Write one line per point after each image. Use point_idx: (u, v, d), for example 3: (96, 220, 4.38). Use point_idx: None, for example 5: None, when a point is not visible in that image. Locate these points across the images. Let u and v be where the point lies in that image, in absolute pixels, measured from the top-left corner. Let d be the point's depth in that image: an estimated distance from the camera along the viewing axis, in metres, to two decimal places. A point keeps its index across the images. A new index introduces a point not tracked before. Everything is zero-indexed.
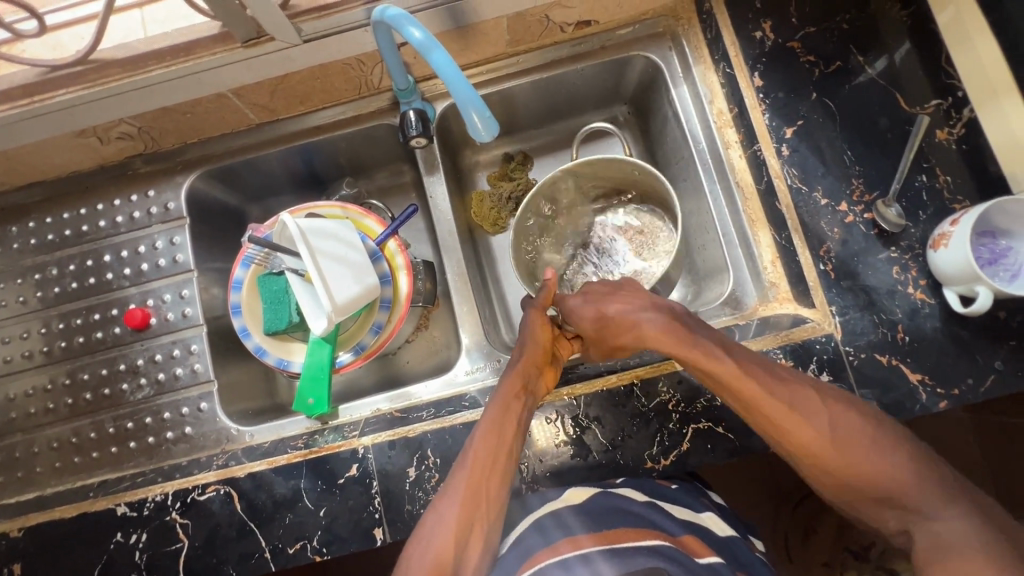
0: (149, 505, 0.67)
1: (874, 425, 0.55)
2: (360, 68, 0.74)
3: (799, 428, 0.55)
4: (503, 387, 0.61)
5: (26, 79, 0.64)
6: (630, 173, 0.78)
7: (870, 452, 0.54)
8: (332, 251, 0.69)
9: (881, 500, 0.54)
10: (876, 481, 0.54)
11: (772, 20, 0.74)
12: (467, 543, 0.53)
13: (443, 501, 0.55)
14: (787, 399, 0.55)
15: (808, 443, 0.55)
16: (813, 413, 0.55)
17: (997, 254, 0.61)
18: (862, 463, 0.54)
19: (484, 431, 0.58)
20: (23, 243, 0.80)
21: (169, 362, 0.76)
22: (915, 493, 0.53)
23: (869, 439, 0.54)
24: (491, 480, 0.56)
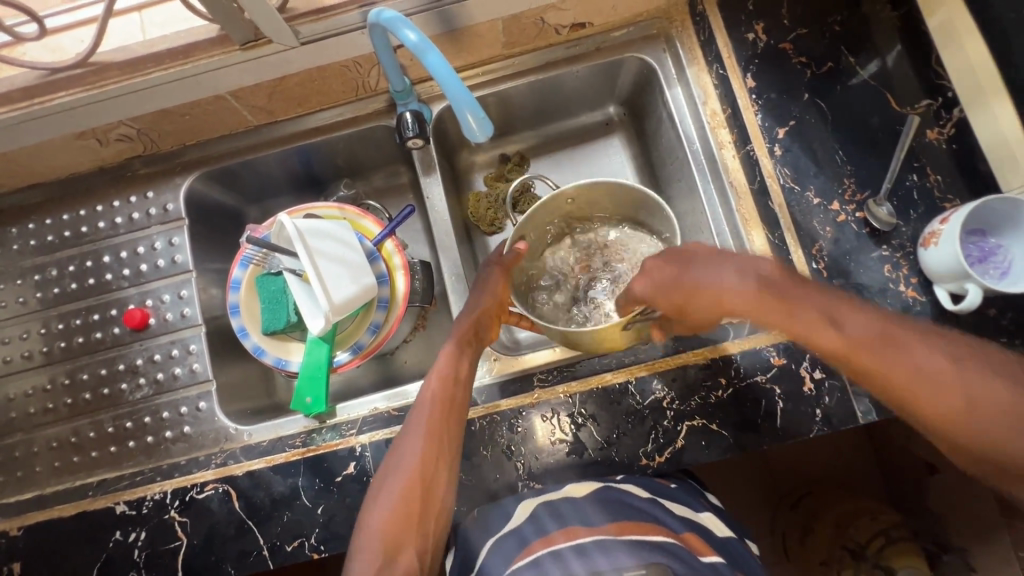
0: (148, 504, 0.68)
1: (961, 363, 0.47)
2: (357, 70, 0.75)
3: (911, 390, 0.47)
4: (454, 334, 0.64)
5: (26, 82, 0.65)
6: (632, 200, 0.74)
7: (1002, 411, 0.45)
8: (329, 251, 0.69)
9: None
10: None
11: (764, 22, 0.74)
12: (434, 478, 0.56)
13: (404, 441, 0.58)
14: (903, 362, 0.48)
15: (921, 406, 0.47)
16: (926, 370, 0.47)
17: (986, 252, 0.62)
18: (993, 427, 0.45)
19: (436, 375, 0.61)
20: (23, 245, 0.81)
21: (168, 362, 0.76)
22: None
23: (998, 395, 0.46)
24: (445, 417, 0.58)
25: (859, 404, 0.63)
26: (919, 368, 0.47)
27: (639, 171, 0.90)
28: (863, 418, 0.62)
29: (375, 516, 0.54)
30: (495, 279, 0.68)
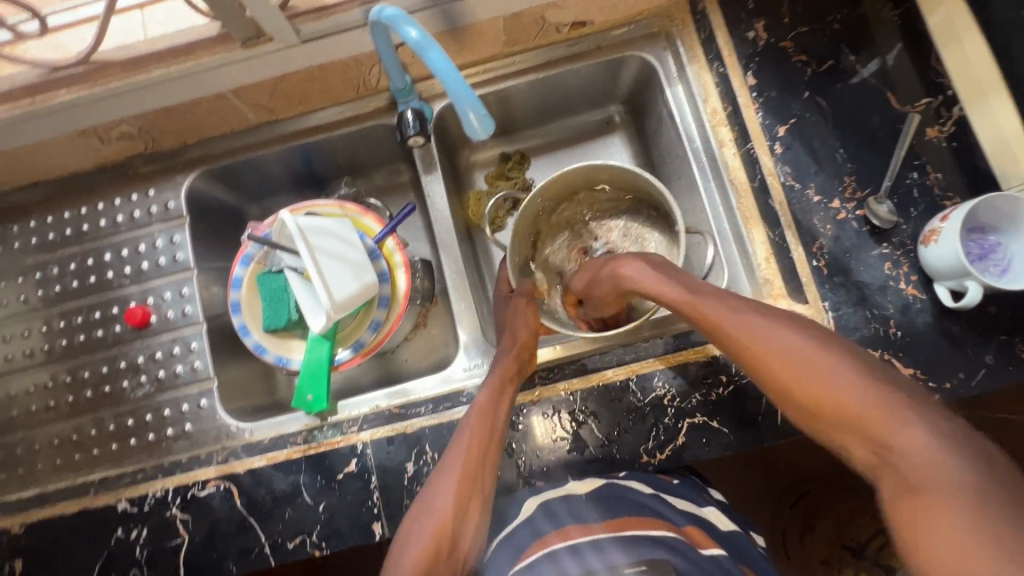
0: (149, 501, 0.68)
1: (793, 329, 0.52)
2: (358, 68, 0.75)
3: (753, 343, 0.53)
4: (496, 372, 0.65)
5: (29, 79, 0.65)
6: (641, 185, 0.76)
7: (813, 368, 0.49)
8: (331, 249, 0.70)
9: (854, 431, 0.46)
10: (843, 407, 0.47)
11: (765, 20, 0.75)
12: (466, 514, 0.55)
13: (440, 475, 0.58)
14: (733, 321, 0.54)
15: (752, 360, 0.53)
16: (759, 330, 0.53)
17: (986, 250, 0.62)
18: (819, 379, 0.48)
19: (477, 413, 0.61)
20: (24, 242, 0.81)
21: (169, 360, 0.76)
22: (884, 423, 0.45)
23: (815, 352, 0.50)
24: (483, 456, 0.58)
25: None
26: (748, 325, 0.53)
27: (640, 169, 0.90)
28: None
29: (404, 551, 0.54)
30: (530, 316, 0.69)
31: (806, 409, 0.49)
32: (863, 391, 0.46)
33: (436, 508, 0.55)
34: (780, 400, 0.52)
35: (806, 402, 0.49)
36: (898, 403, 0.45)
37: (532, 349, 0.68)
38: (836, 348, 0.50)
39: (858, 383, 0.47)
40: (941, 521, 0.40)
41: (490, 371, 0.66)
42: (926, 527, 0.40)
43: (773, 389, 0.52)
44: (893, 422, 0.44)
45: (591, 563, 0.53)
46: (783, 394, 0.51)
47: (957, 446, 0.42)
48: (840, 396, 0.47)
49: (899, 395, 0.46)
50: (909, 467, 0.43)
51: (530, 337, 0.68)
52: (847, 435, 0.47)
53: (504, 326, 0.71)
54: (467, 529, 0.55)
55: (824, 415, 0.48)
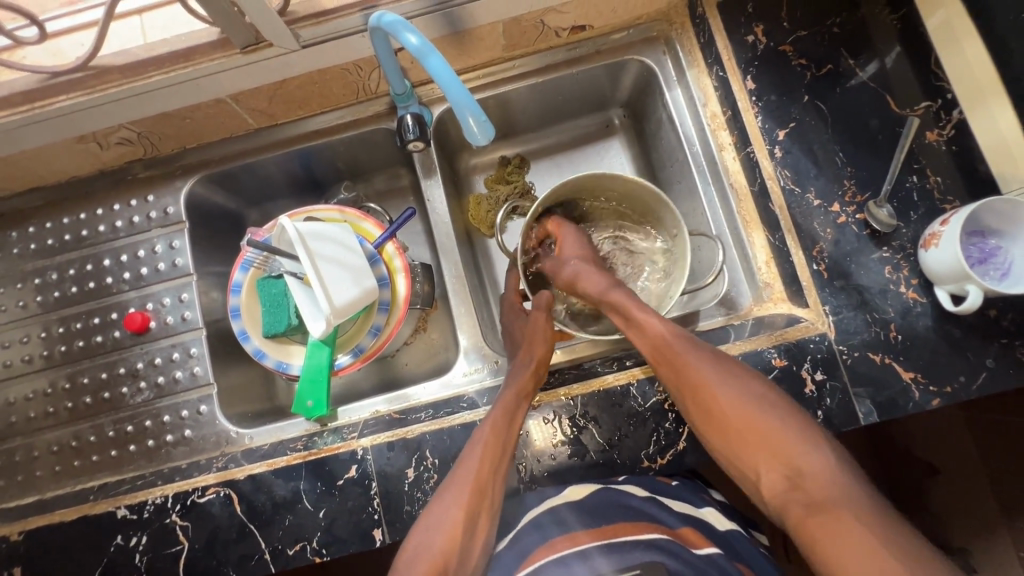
0: (149, 508, 0.67)
1: (721, 361, 0.61)
2: (357, 73, 0.75)
3: (695, 372, 0.60)
4: (512, 386, 0.65)
5: (26, 85, 0.64)
6: (634, 190, 0.75)
7: (740, 394, 0.58)
8: (329, 254, 0.69)
9: (771, 453, 0.56)
10: (764, 431, 0.56)
11: (764, 24, 0.74)
12: (473, 531, 0.57)
13: (448, 493, 0.59)
14: (687, 352, 0.61)
15: (684, 390, 0.60)
16: (701, 361, 0.61)
17: (986, 253, 0.62)
18: (747, 409, 0.58)
19: (490, 428, 0.62)
20: (23, 248, 0.81)
21: (169, 365, 0.76)
22: (790, 442, 0.55)
23: (740, 383, 0.59)
24: (494, 472, 0.59)
25: (860, 406, 0.63)
26: (693, 358, 0.61)
27: (639, 171, 0.91)
28: (864, 420, 0.63)
29: (410, 563, 0.55)
30: (547, 330, 0.71)
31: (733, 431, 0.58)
32: (782, 422, 0.56)
33: (443, 524, 0.57)
34: (707, 428, 0.59)
35: (732, 428, 0.58)
36: (806, 430, 0.56)
37: (546, 360, 0.69)
38: (758, 382, 0.60)
39: (779, 415, 0.57)
40: (843, 530, 0.49)
41: (505, 384, 0.66)
42: (838, 534, 0.49)
43: (702, 415, 0.60)
44: (807, 450, 0.55)
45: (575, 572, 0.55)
46: (709, 420, 0.59)
47: (848, 474, 0.53)
48: (760, 425, 0.57)
49: (808, 428, 0.56)
50: (814, 486, 0.53)
51: (542, 349, 0.69)
52: (763, 460, 0.56)
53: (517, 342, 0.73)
54: (475, 544, 0.57)
55: (750, 442, 0.57)
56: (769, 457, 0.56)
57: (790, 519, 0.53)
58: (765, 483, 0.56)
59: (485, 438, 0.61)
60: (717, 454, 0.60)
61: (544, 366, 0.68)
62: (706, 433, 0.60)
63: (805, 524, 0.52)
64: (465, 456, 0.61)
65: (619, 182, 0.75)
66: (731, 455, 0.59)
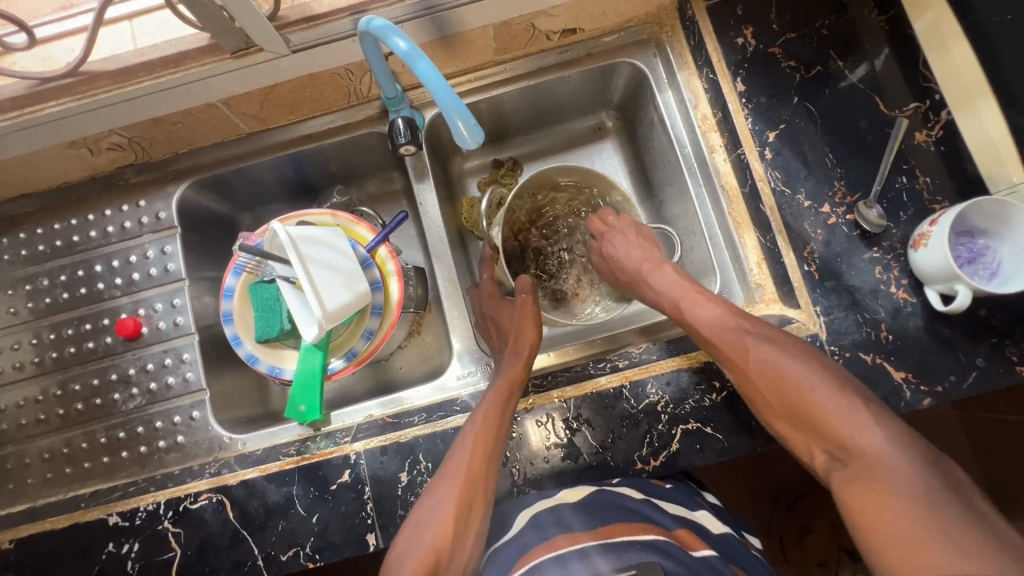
0: (141, 515, 0.67)
1: (780, 340, 0.61)
2: (349, 78, 0.75)
3: (747, 353, 0.61)
4: (502, 377, 0.67)
5: (15, 91, 0.64)
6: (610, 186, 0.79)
7: (787, 365, 0.58)
8: (322, 259, 0.69)
9: (825, 436, 0.54)
10: (817, 412, 0.55)
11: (754, 26, 0.74)
12: (467, 524, 0.57)
13: (441, 485, 0.59)
14: (729, 327, 0.63)
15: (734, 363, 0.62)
16: (754, 342, 0.61)
17: (975, 253, 0.63)
18: (792, 381, 0.57)
19: (480, 420, 0.62)
20: (13, 254, 0.80)
21: (161, 371, 0.76)
22: (839, 424, 0.53)
23: (789, 355, 0.59)
24: (485, 464, 0.60)
25: None
26: (740, 331, 0.63)
27: (632, 174, 0.91)
28: None
29: (404, 556, 0.55)
30: (532, 322, 0.74)
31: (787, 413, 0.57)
32: (831, 394, 0.55)
33: (435, 515, 0.57)
34: (765, 409, 0.59)
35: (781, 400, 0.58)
36: (858, 409, 0.53)
37: (534, 350, 0.71)
38: (808, 353, 0.59)
39: (830, 395, 0.55)
40: (893, 519, 0.46)
41: (496, 375, 0.68)
42: (886, 517, 0.47)
43: (751, 387, 0.60)
44: (856, 422, 0.52)
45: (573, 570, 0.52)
46: (760, 393, 0.59)
47: (907, 449, 0.50)
48: (808, 396, 0.56)
49: (859, 400, 0.54)
50: (868, 470, 0.50)
51: (531, 337, 0.72)
52: (814, 433, 0.55)
53: (504, 329, 0.74)
54: (468, 537, 0.57)
55: (803, 424, 0.56)
56: (822, 440, 0.54)
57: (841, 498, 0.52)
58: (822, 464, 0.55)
59: (477, 428, 0.62)
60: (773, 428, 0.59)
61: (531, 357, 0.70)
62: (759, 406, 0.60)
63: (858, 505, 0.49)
64: (457, 446, 0.61)
65: (597, 178, 0.79)
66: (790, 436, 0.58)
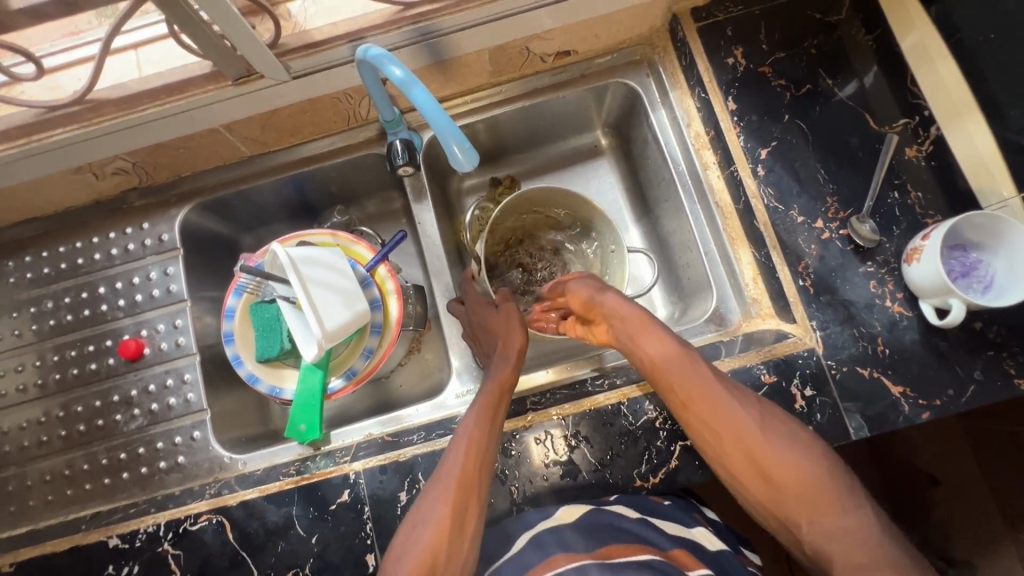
0: (141, 537, 0.67)
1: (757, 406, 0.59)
2: (348, 101, 0.77)
3: (722, 412, 0.58)
4: (493, 380, 0.67)
5: (23, 120, 0.66)
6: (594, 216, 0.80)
7: (784, 451, 0.55)
8: (320, 278, 0.70)
9: (808, 503, 0.53)
10: (798, 478, 0.54)
11: (744, 46, 0.76)
12: (461, 534, 0.56)
13: (437, 486, 0.59)
14: (721, 395, 0.59)
15: (729, 446, 0.57)
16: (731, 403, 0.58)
17: (968, 267, 0.63)
18: (789, 463, 0.54)
19: (473, 429, 0.61)
20: (19, 277, 0.82)
21: (163, 392, 0.77)
22: (819, 490, 0.53)
23: (784, 439, 0.56)
24: (479, 470, 0.59)
25: (851, 420, 0.63)
26: (733, 410, 0.58)
27: (628, 192, 0.92)
28: (854, 435, 0.63)
29: (399, 560, 0.55)
30: (518, 330, 0.72)
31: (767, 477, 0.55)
32: (819, 473, 0.54)
33: (428, 522, 0.56)
34: (745, 474, 0.57)
35: (772, 482, 0.55)
36: (834, 482, 0.54)
37: (523, 353, 0.71)
38: (796, 429, 0.57)
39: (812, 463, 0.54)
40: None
41: (485, 379, 0.68)
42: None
43: (748, 472, 0.56)
44: (840, 500, 0.52)
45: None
46: (751, 472, 0.56)
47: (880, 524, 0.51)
48: (803, 480, 0.54)
49: (838, 474, 0.54)
50: (856, 542, 0.49)
51: (519, 343, 0.71)
52: (800, 511, 0.53)
53: (492, 342, 0.72)
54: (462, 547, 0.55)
55: (785, 490, 0.54)
56: (805, 507, 0.53)
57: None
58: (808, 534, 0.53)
59: (470, 433, 0.61)
60: (754, 507, 0.57)
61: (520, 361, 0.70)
62: (743, 483, 0.57)
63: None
64: (451, 447, 0.61)
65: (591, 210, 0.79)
66: (769, 502, 0.55)
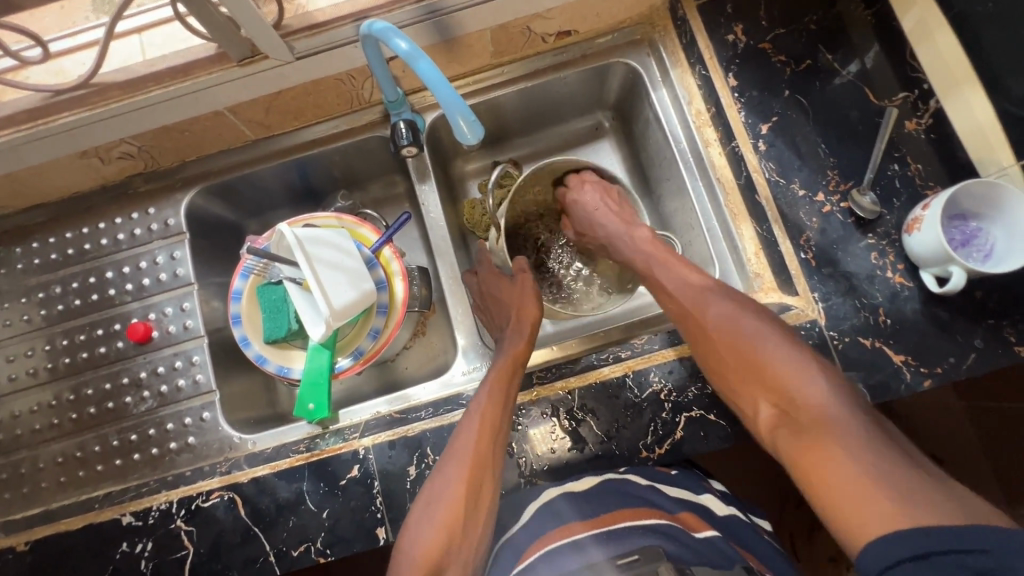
0: (155, 514, 0.68)
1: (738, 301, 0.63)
2: (351, 83, 0.77)
3: (697, 309, 0.64)
4: (505, 356, 0.68)
5: (30, 104, 0.66)
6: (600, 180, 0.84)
7: (749, 339, 0.59)
8: (327, 258, 0.70)
9: (766, 386, 0.56)
10: (761, 363, 0.57)
11: (744, 24, 0.76)
12: (477, 501, 0.58)
13: (450, 464, 0.60)
14: (699, 295, 0.65)
15: (695, 330, 0.63)
16: (707, 301, 0.64)
17: (968, 236, 0.64)
18: (742, 342, 0.59)
19: (487, 403, 0.63)
20: (27, 263, 0.82)
21: (172, 374, 0.77)
22: (791, 374, 0.55)
23: (753, 330, 0.59)
24: (494, 440, 0.61)
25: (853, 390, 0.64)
26: (705, 306, 0.63)
27: (630, 172, 0.93)
28: None
29: (418, 530, 0.57)
30: (529, 306, 0.75)
31: (730, 363, 0.59)
32: (778, 358, 0.56)
33: (446, 492, 0.58)
34: (711, 361, 0.61)
35: (735, 363, 0.59)
36: (805, 367, 0.55)
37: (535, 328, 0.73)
38: (772, 326, 0.59)
39: (776, 351, 0.57)
40: (832, 466, 0.48)
41: (498, 354, 0.70)
42: (831, 471, 0.48)
43: (714, 359, 0.61)
44: (800, 383, 0.54)
45: (567, 564, 0.53)
46: (711, 354, 0.62)
47: (851, 407, 0.51)
48: (755, 356, 0.58)
49: (812, 361, 0.55)
50: (807, 419, 0.52)
51: (532, 315, 0.74)
52: (759, 392, 0.57)
53: (502, 306, 0.76)
54: (479, 513, 0.58)
55: (745, 375, 0.58)
56: (764, 391, 0.56)
57: (787, 455, 0.53)
58: (762, 416, 0.56)
59: (483, 407, 0.62)
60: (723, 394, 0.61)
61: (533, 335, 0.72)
62: (711, 367, 0.62)
63: (806, 467, 0.50)
64: (463, 426, 0.62)
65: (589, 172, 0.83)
66: (733, 387, 0.59)
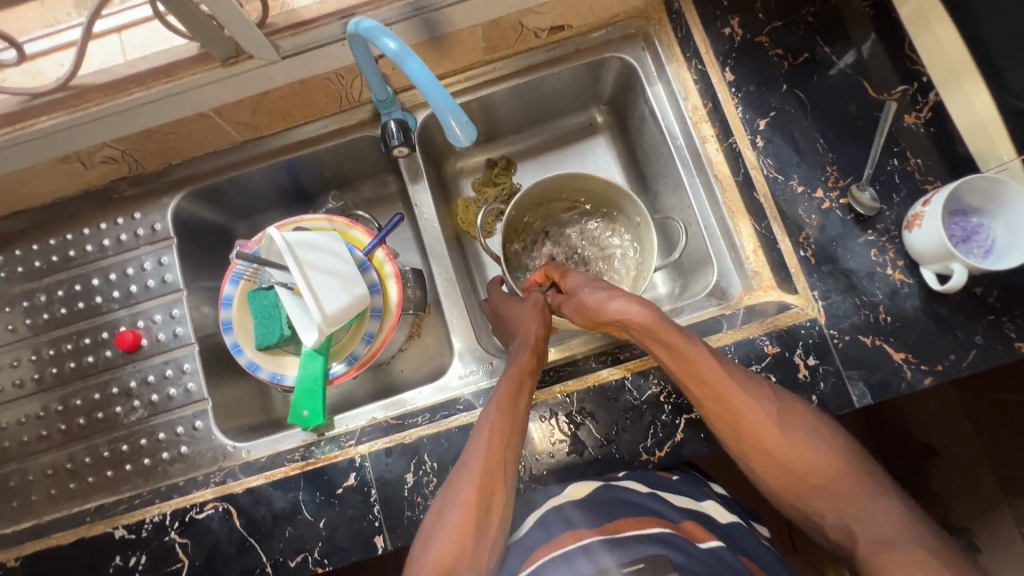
0: (147, 527, 0.67)
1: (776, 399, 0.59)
2: (339, 82, 0.75)
3: (741, 412, 0.58)
4: (511, 368, 0.65)
5: (6, 108, 0.64)
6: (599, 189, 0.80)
7: (798, 440, 0.57)
8: (318, 263, 0.69)
9: (818, 488, 0.56)
10: (815, 467, 0.56)
11: (740, 17, 0.75)
12: (488, 508, 0.57)
13: (461, 474, 0.59)
14: (738, 394, 0.58)
15: (744, 433, 0.58)
16: (750, 402, 0.58)
17: (969, 232, 0.63)
18: (798, 446, 0.57)
19: (495, 411, 0.61)
20: (10, 271, 0.80)
21: (163, 383, 0.76)
22: (840, 468, 0.56)
23: (796, 428, 0.57)
24: (505, 450, 0.59)
25: (853, 388, 0.63)
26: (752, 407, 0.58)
27: (625, 169, 0.91)
28: (858, 402, 0.63)
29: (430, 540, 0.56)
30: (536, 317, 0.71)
31: (781, 463, 0.57)
32: (827, 458, 0.56)
33: (457, 500, 0.57)
34: (758, 462, 0.58)
35: (787, 466, 0.57)
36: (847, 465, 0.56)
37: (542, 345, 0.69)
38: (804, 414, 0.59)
39: (820, 446, 0.57)
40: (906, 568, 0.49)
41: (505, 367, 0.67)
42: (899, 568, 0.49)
43: (761, 461, 0.58)
44: (860, 488, 0.55)
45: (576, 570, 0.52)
46: (773, 471, 0.57)
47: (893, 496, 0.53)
48: (817, 468, 0.56)
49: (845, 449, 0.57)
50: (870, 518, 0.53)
51: (538, 330, 0.69)
52: (818, 497, 0.56)
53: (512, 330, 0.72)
54: (492, 519, 0.57)
55: (797, 477, 0.56)
56: (817, 493, 0.56)
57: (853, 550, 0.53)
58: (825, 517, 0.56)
59: (491, 416, 0.61)
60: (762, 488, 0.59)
61: (540, 345, 0.68)
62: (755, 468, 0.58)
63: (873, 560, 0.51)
64: (474, 438, 0.61)
65: (589, 181, 0.79)
66: (785, 487, 0.57)
